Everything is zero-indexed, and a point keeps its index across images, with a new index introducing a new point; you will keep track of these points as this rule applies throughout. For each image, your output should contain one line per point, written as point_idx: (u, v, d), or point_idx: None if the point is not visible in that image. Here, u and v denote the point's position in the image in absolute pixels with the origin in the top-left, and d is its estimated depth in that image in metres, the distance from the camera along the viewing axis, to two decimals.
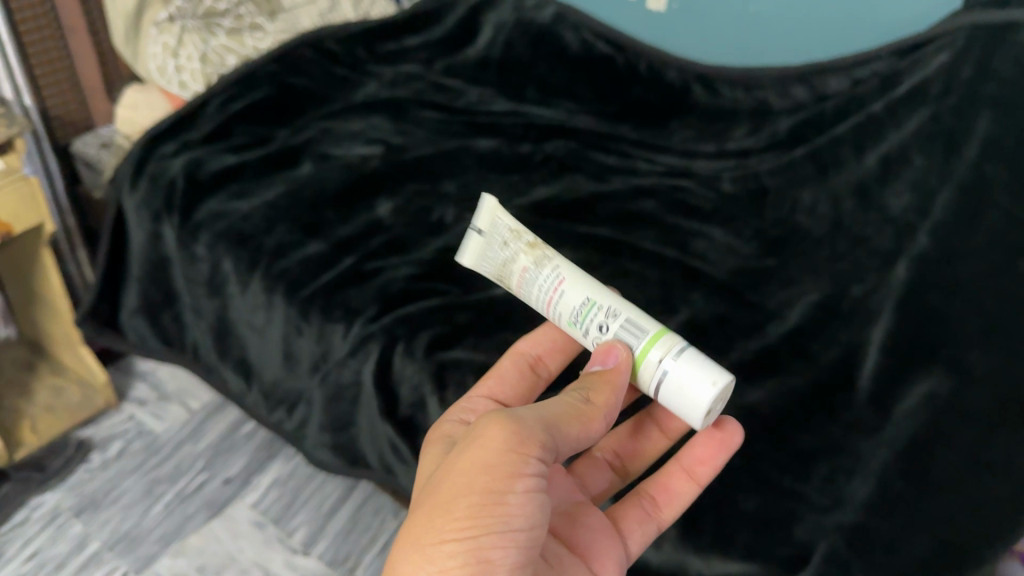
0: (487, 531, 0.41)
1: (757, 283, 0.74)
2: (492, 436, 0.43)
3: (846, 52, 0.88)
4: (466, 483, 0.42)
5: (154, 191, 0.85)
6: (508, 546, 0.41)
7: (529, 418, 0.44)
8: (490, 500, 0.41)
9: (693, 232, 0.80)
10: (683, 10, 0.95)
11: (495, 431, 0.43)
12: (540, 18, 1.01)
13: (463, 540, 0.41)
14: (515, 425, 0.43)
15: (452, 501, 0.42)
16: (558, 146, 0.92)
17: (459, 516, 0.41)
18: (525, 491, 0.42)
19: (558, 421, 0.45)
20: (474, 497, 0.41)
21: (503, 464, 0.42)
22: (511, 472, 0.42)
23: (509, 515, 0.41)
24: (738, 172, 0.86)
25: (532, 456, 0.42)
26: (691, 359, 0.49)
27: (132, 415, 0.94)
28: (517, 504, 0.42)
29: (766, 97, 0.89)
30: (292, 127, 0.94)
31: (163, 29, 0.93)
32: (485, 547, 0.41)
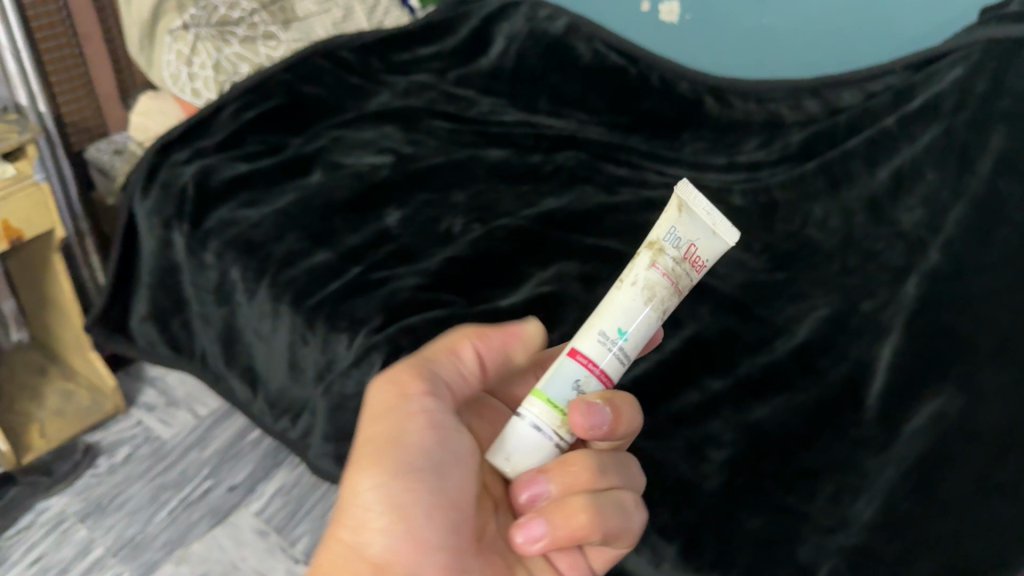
0: (390, 475, 0.40)
1: (765, 298, 0.73)
2: (377, 392, 0.42)
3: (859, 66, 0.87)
4: (362, 445, 0.41)
5: (164, 199, 0.86)
6: (422, 488, 0.40)
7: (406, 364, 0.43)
8: (390, 448, 0.40)
9: None
10: (696, 21, 0.95)
11: (379, 387, 0.42)
12: (552, 29, 1.02)
13: (377, 493, 0.40)
14: (391, 374, 0.42)
15: (356, 453, 0.41)
16: (569, 156, 0.91)
17: (361, 465, 0.41)
18: (421, 431, 0.41)
19: (438, 362, 0.43)
20: (376, 448, 0.41)
21: (392, 412, 0.41)
22: (401, 416, 0.41)
23: (411, 457, 0.40)
24: (750, 184, 0.84)
25: (416, 392, 0.42)
26: (526, 441, 0.39)
27: (140, 421, 0.95)
28: (418, 444, 0.41)
29: (779, 109, 0.89)
30: (305, 136, 0.94)
31: (178, 37, 0.94)
32: (395, 494, 0.40)
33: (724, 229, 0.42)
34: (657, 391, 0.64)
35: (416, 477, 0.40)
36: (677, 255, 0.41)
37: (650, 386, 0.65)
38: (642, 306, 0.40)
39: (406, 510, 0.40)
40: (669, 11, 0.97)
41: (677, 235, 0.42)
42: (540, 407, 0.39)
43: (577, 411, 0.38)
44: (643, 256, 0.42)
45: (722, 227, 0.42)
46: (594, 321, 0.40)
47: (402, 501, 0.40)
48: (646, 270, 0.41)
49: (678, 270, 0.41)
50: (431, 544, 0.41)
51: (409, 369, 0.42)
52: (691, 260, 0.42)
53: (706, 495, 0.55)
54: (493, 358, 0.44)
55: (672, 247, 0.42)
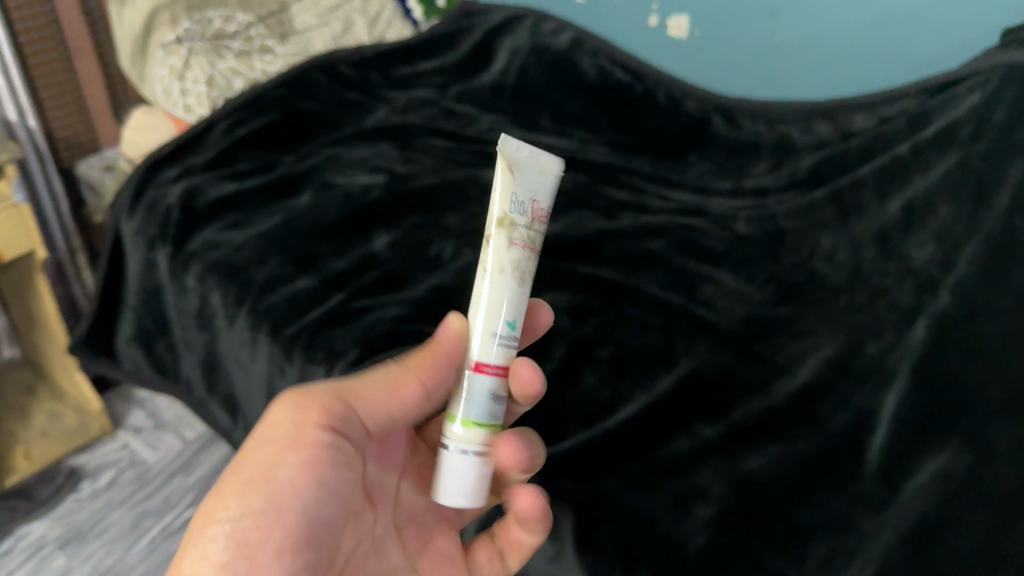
0: (250, 508, 0.40)
1: (765, 335, 0.69)
2: (280, 411, 0.43)
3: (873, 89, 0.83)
4: (241, 466, 0.41)
5: (149, 219, 0.84)
6: (281, 522, 0.40)
7: (333, 389, 0.44)
8: (265, 476, 0.41)
9: (703, 275, 0.75)
10: (706, 37, 0.91)
11: (283, 405, 0.43)
12: (556, 44, 0.99)
13: (236, 517, 0.40)
14: (302, 396, 0.43)
15: (228, 477, 0.41)
16: (568, 178, 0.88)
17: (225, 493, 0.40)
18: (299, 466, 0.41)
19: (373, 397, 0.45)
20: (251, 474, 0.41)
21: (280, 442, 0.42)
22: (290, 444, 0.42)
23: (281, 487, 0.41)
24: (757, 212, 0.80)
25: (312, 427, 0.42)
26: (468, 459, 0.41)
27: (127, 443, 0.93)
28: (291, 480, 0.41)
29: (790, 131, 0.84)
30: (298, 152, 0.91)
31: (171, 51, 0.91)
32: (250, 524, 0.40)
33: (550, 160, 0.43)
34: (646, 431, 0.61)
35: (281, 509, 0.40)
36: (527, 222, 0.42)
37: (639, 427, 0.61)
38: (515, 289, 0.42)
39: (258, 541, 0.39)
40: (678, 26, 0.92)
41: (513, 207, 0.42)
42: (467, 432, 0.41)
43: (525, 366, 0.45)
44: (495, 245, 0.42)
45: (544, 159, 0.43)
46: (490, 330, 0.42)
47: (253, 536, 0.39)
48: (508, 253, 0.42)
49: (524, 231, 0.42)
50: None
51: (338, 398, 0.44)
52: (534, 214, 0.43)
53: (693, 553, 0.52)
54: (434, 385, 0.45)
55: (517, 216, 0.42)
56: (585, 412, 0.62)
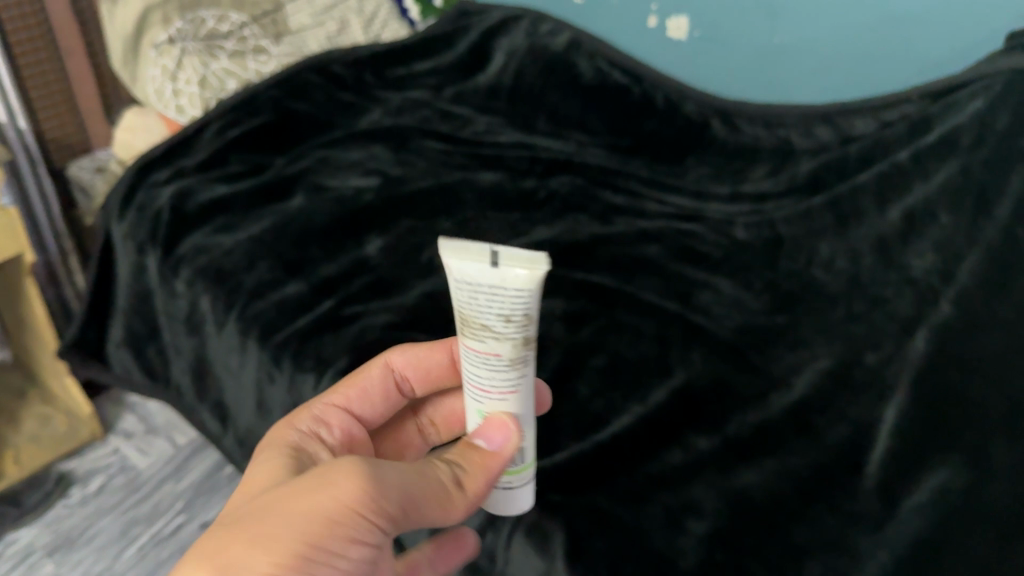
0: None
1: (762, 344, 0.68)
2: (347, 483, 0.36)
3: (874, 93, 0.81)
4: (280, 524, 0.35)
5: (139, 223, 0.83)
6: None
7: (396, 479, 0.38)
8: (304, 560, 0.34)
9: (699, 282, 0.74)
10: (705, 39, 0.89)
11: (350, 476, 0.36)
12: (554, 44, 0.97)
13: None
14: (378, 478, 0.37)
15: (275, 536, 0.34)
16: (564, 182, 0.87)
17: (277, 554, 0.34)
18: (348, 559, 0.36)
19: (425, 502, 0.39)
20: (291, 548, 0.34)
21: (336, 527, 0.35)
22: (340, 533, 0.35)
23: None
24: (755, 218, 0.79)
25: (378, 526, 0.36)
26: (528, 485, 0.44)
27: (117, 448, 0.92)
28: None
29: (790, 135, 0.83)
30: (290, 155, 0.90)
31: (163, 51, 0.90)
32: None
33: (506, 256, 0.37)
34: (638, 445, 0.59)
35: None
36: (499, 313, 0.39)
37: (631, 441, 0.60)
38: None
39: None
40: (677, 27, 0.91)
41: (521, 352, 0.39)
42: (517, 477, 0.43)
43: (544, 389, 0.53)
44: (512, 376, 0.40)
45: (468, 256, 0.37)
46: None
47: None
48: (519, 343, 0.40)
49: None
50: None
51: (394, 495, 0.37)
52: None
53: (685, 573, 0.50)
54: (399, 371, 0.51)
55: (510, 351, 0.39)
56: (578, 424, 0.61)
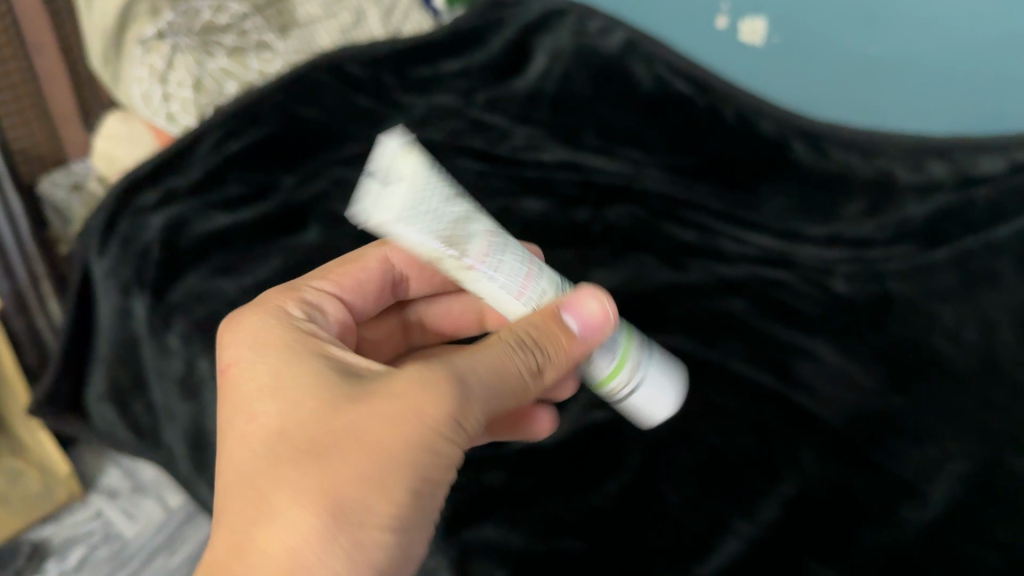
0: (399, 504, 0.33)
1: (878, 436, 0.57)
2: (436, 407, 0.35)
3: (981, 130, 0.70)
4: (395, 454, 0.34)
5: (123, 258, 0.70)
6: (422, 533, 0.35)
7: (481, 391, 0.37)
8: (350, 520, 0.32)
9: (797, 348, 0.63)
10: (787, 46, 0.76)
11: (435, 390, 0.36)
12: (608, 47, 0.85)
13: (397, 523, 0.33)
14: (469, 401, 0.37)
15: (368, 454, 0.33)
16: (623, 213, 0.74)
17: (386, 483, 0.33)
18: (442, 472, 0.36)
19: (502, 395, 0.39)
20: (353, 498, 0.32)
21: (447, 453, 0.36)
22: (450, 464, 0.36)
23: (361, 517, 0.32)
24: (858, 267, 0.67)
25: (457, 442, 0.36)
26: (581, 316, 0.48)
27: (100, 511, 0.80)
28: (379, 543, 0.33)
29: (893, 168, 0.72)
30: (301, 173, 0.77)
31: (150, 49, 0.76)
32: (415, 542, 0.34)
33: (398, 158, 0.41)
34: None
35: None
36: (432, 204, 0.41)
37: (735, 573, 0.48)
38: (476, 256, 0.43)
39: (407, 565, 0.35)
40: (752, 30, 0.78)
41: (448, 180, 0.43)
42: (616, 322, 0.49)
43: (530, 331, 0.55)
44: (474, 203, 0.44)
45: (370, 190, 0.40)
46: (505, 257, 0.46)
47: (410, 552, 0.34)
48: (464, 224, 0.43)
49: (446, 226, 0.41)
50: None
51: (483, 402, 0.37)
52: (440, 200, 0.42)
53: None
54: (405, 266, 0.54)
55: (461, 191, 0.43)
56: (670, 546, 0.50)
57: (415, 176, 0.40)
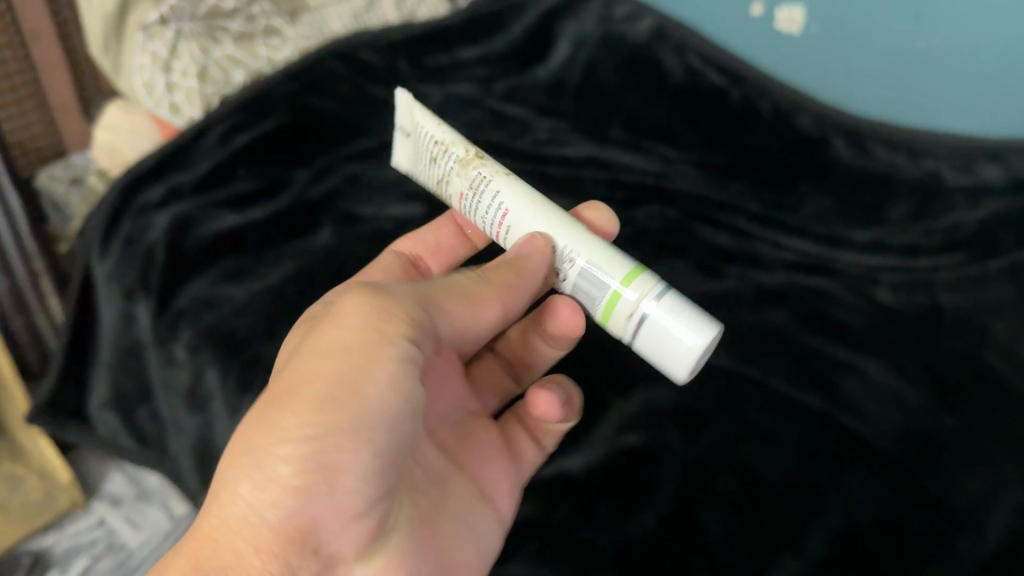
0: (326, 423, 0.36)
1: (932, 458, 0.53)
2: (347, 315, 0.39)
3: None
4: (314, 376, 0.37)
5: (127, 262, 0.66)
6: (352, 430, 0.36)
7: (405, 292, 0.42)
8: (257, 441, 0.36)
9: (841, 363, 0.59)
10: (827, 36, 0.72)
11: (347, 300, 0.40)
12: (633, 34, 0.81)
13: (306, 432, 0.36)
14: (386, 301, 0.40)
15: (298, 382, 0.37)
16: (651, 213, 0.70)
17: (298, 404, 0.36)
18: (381, 388, 0.38)
19: (434, 295, 0.43)
20: (259, 423, 0.36)
21: (365, 343, 0.38)
22: (374, 356, 0.38)
23: (269, 445, 0.36)
24: (905, 278, 0.64)
25: (394, 341, 0.39)
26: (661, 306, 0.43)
27: (103, 519, 0.77)
28: (285, 457, 0.35)
29: (940, 167, 0.69)
30: (314, 168, 0.74)
31: (153, 34, 0.72)
32: (333, 447, 0.36)
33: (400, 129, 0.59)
34: None
35: (251, 517, 0.35)
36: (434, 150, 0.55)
37: None
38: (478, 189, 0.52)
39: (337, 475, 0.36)
40: (789, 18, 0.74)
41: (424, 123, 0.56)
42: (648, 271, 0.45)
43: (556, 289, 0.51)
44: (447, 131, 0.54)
45: (405, 149, 0.61)
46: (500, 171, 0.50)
47: (337, 462, 0.36)
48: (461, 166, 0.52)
49: (439, 174, 0.55)
50: (354, 515, 0.37)
51: (407, 297, 0.41)
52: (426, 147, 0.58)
53: None
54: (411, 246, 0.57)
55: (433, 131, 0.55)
56: None
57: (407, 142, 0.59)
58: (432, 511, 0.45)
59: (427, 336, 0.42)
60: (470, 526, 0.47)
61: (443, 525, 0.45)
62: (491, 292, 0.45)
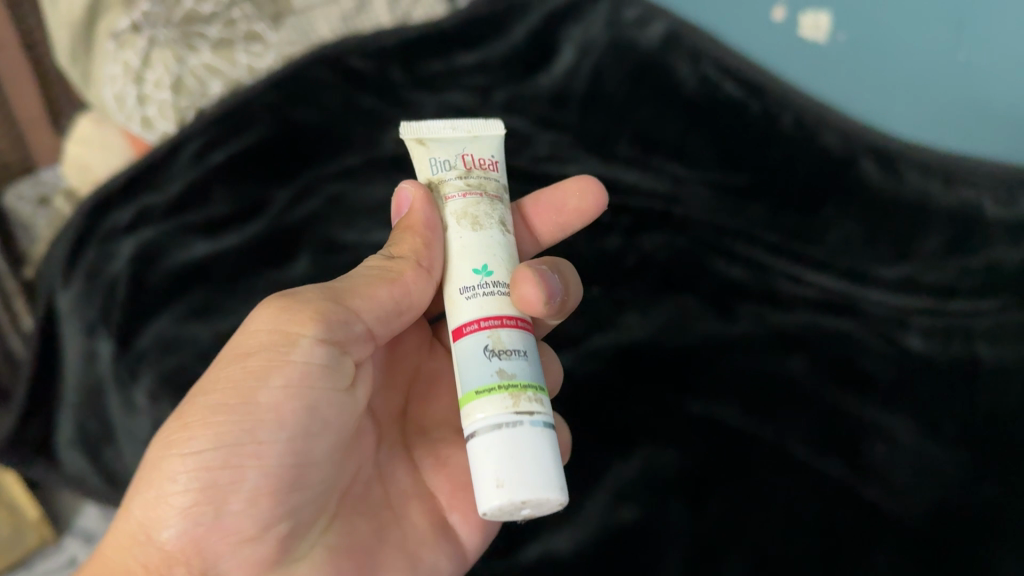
0: (217, 438, 0.38)
1: (965, 541, 0.47)
2: (257, 321, 0.40)
3: None
4: (217, 389, 0.39)
5: (88, 296, 0.62)
6: (245, 450, 0.38)
7: (320, 291, 0.41)
8: (159, 456, 0.38)
9: (866, 424, 0.53)
10: (855, 45, 0.65)
11: (263, 305, 0.41)
12: (644, 39, 0.74)
13: (194, 447, 0.38)
14: (293, 301, 0.40)
15: (205, 396, 0.39)
16: (660, 242, 0.64)
17: (195, 419, 0.38)
18: (278, 396, 0.38)
19: (347, 288, 0.42)
20: (166, 436, 0.39)
21: (269, 348, 0.39)
22: (275, 362, 0.39)
23: (163, 463, 0.38)
24: (935, 323, 0.58)
25: (294, 345, 0.39)
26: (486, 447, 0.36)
27: (75, 557, 0.74)
28: (175, 475, 0.37)
29: (980, 197, 0.60)
30: (296, 187, 0.68)
31: (124, 42, 0.68)
32: (226, 465, 0.37)
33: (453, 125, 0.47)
34: None
35: (140, 537, 0.38)
36: None
37: None
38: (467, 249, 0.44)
39: (223, 496, 0.37)
40: (814, 25, 0.67)
41: (446, 156, 0.45)
42: (494, 400, 0.37)
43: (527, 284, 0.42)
44: (443, 185, 0.44)
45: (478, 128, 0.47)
46: (453, 258, 0.42)
47: (219, 481, 0.37)
48: None
49: None
50: (244, 537, 0.38)
51: (316, 293, 0.41)
52: (485, 166, 0.46)
53: None
54: None
55: (451, 171, 0.45)
56: None
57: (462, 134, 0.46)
58: (366, 536, 0.43)
59: (345, 335, 0.41)
60: (415, 559, 0.44)
61: (380, 558, 0.43)
62: (405, 268, 0.43)
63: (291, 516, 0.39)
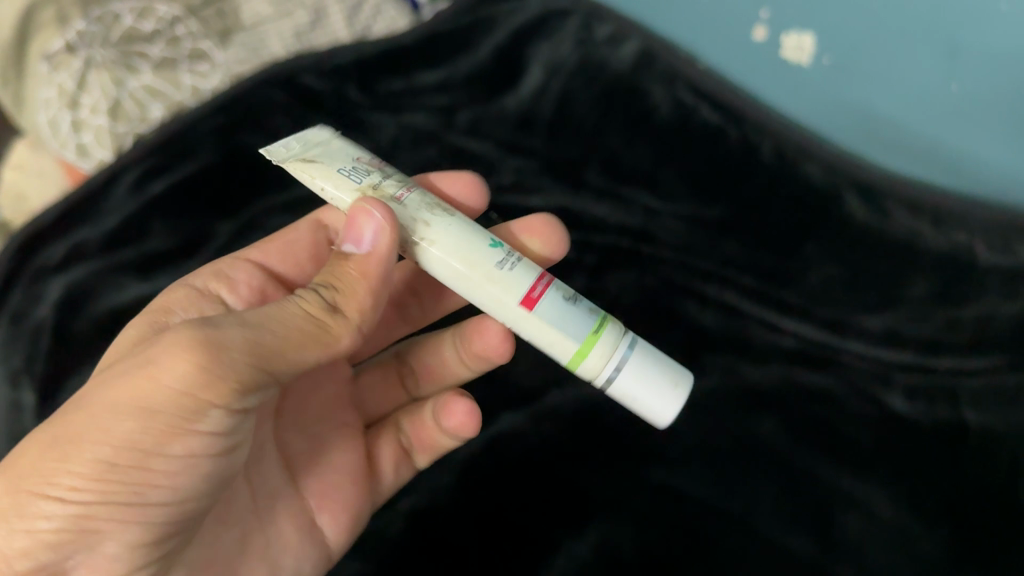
0: (103, 495, 0.34)
1: None
2: (170, 369, 0.34)
3: None
4: (113, 440, 0.34)
5: (9, 341, 0.57)
6: (130, 508, 0.34)
7: (242, 339, 0.35)
8: (26, 483, 0.33)
9: (842, 494, 0.49)
10: (841, 69, 0.59)
11: (176, 342, 0.34)
12: (615, 60, 0.70)
13: (79, 494, 0.33)
14: (220, 358, 0.34)
15: (97, 443, 0.33)
16: (627, 284, 0.60)
17: (83, 466, 0.33)
18: (175, 462, 0.35)
19: (280, 341, 0.37)
20: (36, 461, 0.33)
21: (175, 412, 0.34)
22: (180, 431, 0.34)
23: (40, 495, 0.33)
24: (921, 381, 0.54)
25: (208, 411, 0.35)
26: (634, 377, 0.44)
27: None
28: (51, 517, 0.33)
29: (971, 241, 0.56)
30: (241, 221, 0.64)
31: (58, 64, 0.63)
32: (108, 516, 0.34)
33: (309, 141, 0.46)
34: None
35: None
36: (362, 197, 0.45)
37: None
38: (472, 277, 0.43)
39: (98, 539, 0.34)
40: (797, 46, 0.61)
41: (348, 164, 0.44)
42: (607, 339, 0.43)
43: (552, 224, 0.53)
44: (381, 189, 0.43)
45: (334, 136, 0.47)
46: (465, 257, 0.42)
47: (98, 528, 0.34)
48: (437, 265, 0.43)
49: None
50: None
51: (239, 347, 0.35)
52: (380, 164, 0.46)
53: None
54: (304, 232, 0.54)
55: (369, 175, 0.44)
56: None
57: (331, 140, 0.46)
58: (224, 548, 0.43)
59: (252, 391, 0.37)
60: (274, 564, 0.46)
61: (238, 564, 0.43)
62: (341, 323, 0.39)
63: (160, 554, 0.37)
